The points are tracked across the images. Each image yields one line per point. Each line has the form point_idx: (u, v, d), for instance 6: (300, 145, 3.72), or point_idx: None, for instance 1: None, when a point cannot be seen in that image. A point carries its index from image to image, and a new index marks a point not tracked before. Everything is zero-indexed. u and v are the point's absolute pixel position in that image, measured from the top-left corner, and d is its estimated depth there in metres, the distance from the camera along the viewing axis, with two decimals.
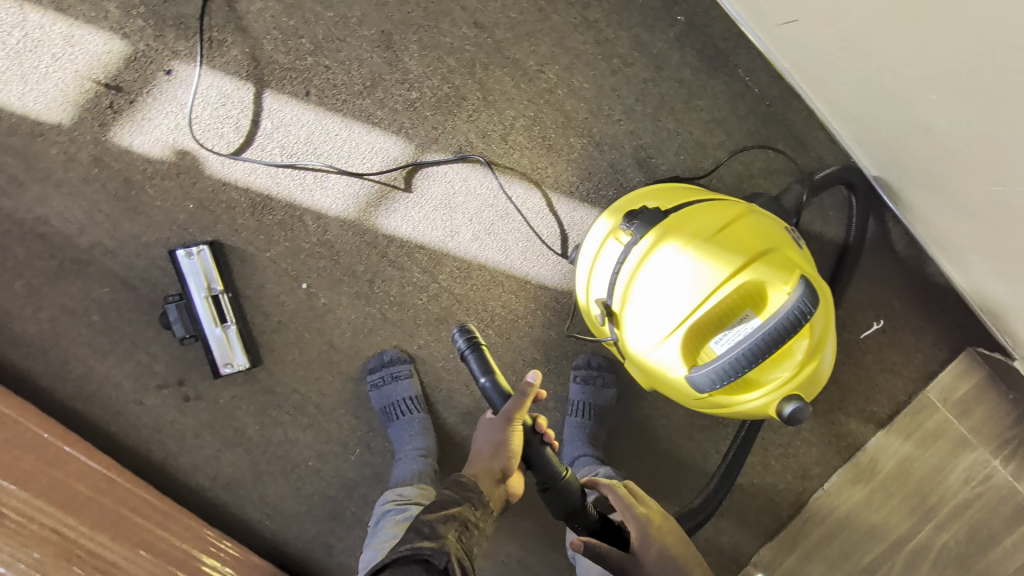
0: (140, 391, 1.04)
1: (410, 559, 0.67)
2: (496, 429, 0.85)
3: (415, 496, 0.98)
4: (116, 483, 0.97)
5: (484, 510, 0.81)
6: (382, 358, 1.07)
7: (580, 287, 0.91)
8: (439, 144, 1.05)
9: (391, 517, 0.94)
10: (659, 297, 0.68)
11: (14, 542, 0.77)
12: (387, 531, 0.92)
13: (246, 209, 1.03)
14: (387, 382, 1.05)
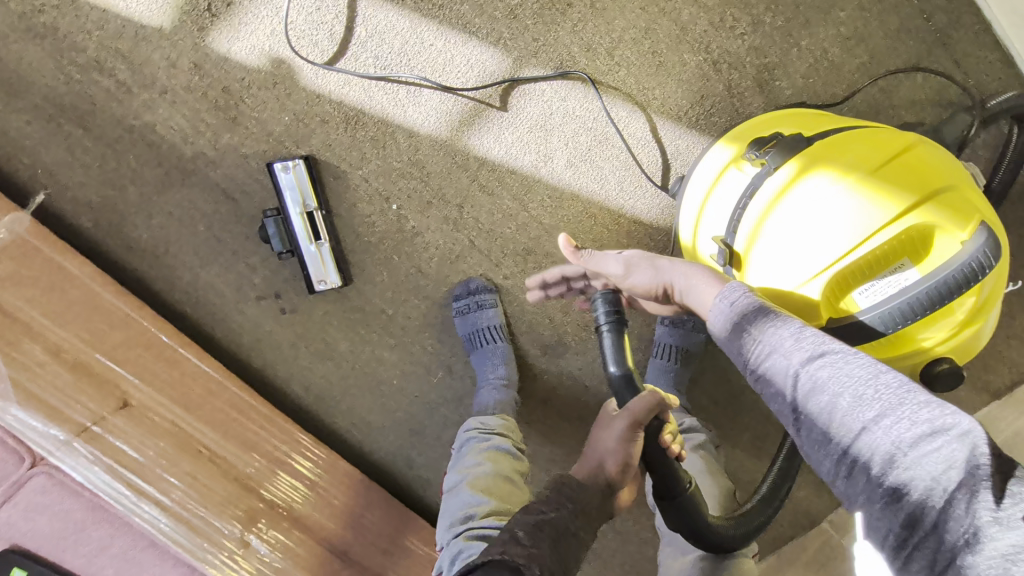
0: (241, 301, 1.10)
1: (499, 563, 0.60)
2: (616, 425, 0.77)
3: (499, 425, 0.97)
4: (226, 387, 1.00)
5: (586, 526, 0.71)
6: (468, 286, 1.07)
7: (684, 227, 0.85)
8: (538, 58, 0.97)
9: (476, 444, 0.95)
10: (807, 234, 0.61)
11: (144, 432, 0.89)
12: (472, 455, 0.92)
13: (338, 125, 1.01)
14: (473, 310, 1.05)
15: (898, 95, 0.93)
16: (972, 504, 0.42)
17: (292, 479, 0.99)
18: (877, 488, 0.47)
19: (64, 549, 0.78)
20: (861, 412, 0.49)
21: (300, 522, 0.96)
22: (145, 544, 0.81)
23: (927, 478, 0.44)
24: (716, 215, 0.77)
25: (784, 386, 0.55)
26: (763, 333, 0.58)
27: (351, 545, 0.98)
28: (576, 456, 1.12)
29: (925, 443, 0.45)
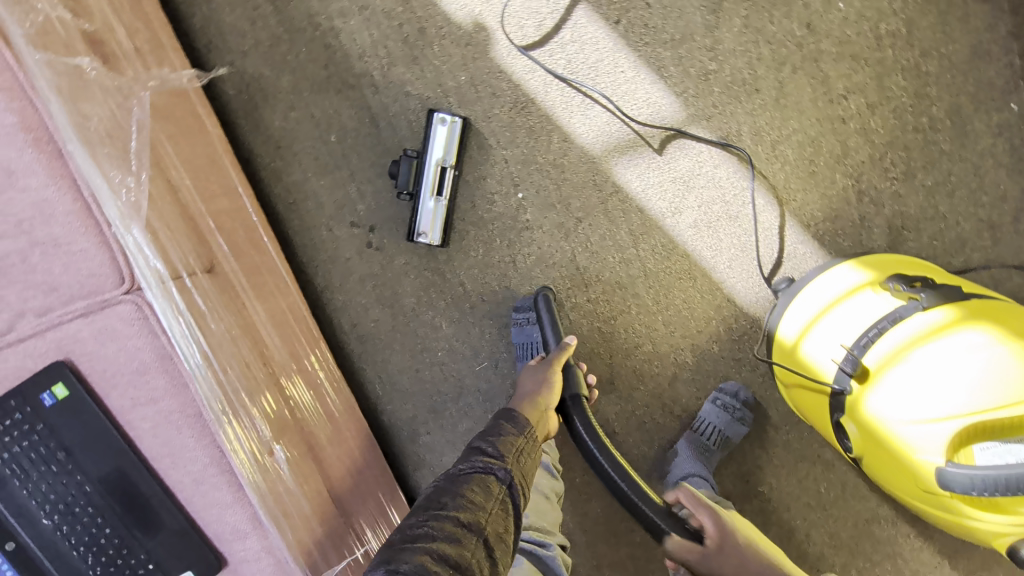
0: (335, 220, 1.13)
1: (478, 470, 0.74)
2: (536, 371, 0.98)
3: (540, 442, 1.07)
4: (287, 287, 1.05)
5: (534, 441, 0.84)
6: (531, 300, 1.10)
7: (791, 323, 0.91)
8: (709, 122, 1.01)
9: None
10: (949, 376, 0.66)
11: (221, 304, 0.86)
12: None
13: (504, 103, 1.04)
14: (529, 323, 1.09)
15: (1005, 288, 0.99)
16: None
17: (317, 403, 1.00)
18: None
19: (115, 386, 0.74)
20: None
21: (314, 450, 0.95)
22: (191, 414, 0.76)
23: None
24: (835, 326, 0.83)
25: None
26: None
27: (347, 494, 0.97)
28: (576, 487, 1.15)
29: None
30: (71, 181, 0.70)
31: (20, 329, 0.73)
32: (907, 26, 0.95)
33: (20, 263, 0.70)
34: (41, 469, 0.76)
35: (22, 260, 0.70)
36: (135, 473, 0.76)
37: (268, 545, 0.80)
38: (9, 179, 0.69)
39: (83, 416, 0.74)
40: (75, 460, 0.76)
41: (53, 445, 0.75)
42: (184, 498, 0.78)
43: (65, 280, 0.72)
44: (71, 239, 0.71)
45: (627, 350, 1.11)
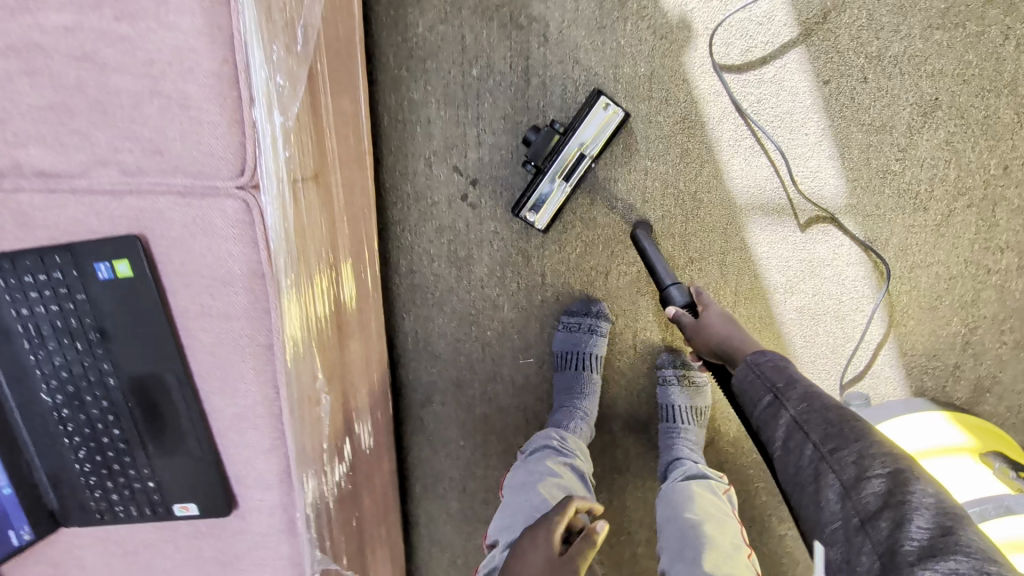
0: (438, 156, 1.01)
1: None
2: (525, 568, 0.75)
3: (576, 446, 0.97)
4: (366, 211, 0.92)
5: None
6: (586, 306, 1.03)
7: None
8: (863, 218, 0.95)
9: (550, 455, 0.95)
10: None
11: (316, 222, 0.73)
12: (545, 466, 0.93)
13: (673, 115, 0.95)
14: (581, 331, 1.01)
15: None
16: (967, 556, 0.44)
17: (361, 351, 0.89)
18: (862, 496, 0.51)
19: (188, 286, 0.62)
20: (876, 448, 0.54)
21: (346, 403, 0.83)
22: (259, 342, 0.63)
23: (964, 558, 0.44)
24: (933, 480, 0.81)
25: (793, 421, 0.60)
26: (795, 374, 0.65)
27: (359, 457, 0.88)
28: None
29: (959, 515, 0.47)
30: (228, 39, 0.56)
31: (94, 177, 0.60)
32: None
33: (130, 107, 0.58)
34: (64, 342, 0.63)
35: (133, 104, 0.58)
36: (173, 386, 0.64)
37: (285, 504, 0.68)
38: (157, 8, 0.55)
39: (138, 304, 0.61)
40: (109, 346, 0.63)
41: (88, 322, 0.62)
42: (216, 429, 0.66)
43: (177, 148, 0.59)
44: (203, 105, 0.58)
45: None
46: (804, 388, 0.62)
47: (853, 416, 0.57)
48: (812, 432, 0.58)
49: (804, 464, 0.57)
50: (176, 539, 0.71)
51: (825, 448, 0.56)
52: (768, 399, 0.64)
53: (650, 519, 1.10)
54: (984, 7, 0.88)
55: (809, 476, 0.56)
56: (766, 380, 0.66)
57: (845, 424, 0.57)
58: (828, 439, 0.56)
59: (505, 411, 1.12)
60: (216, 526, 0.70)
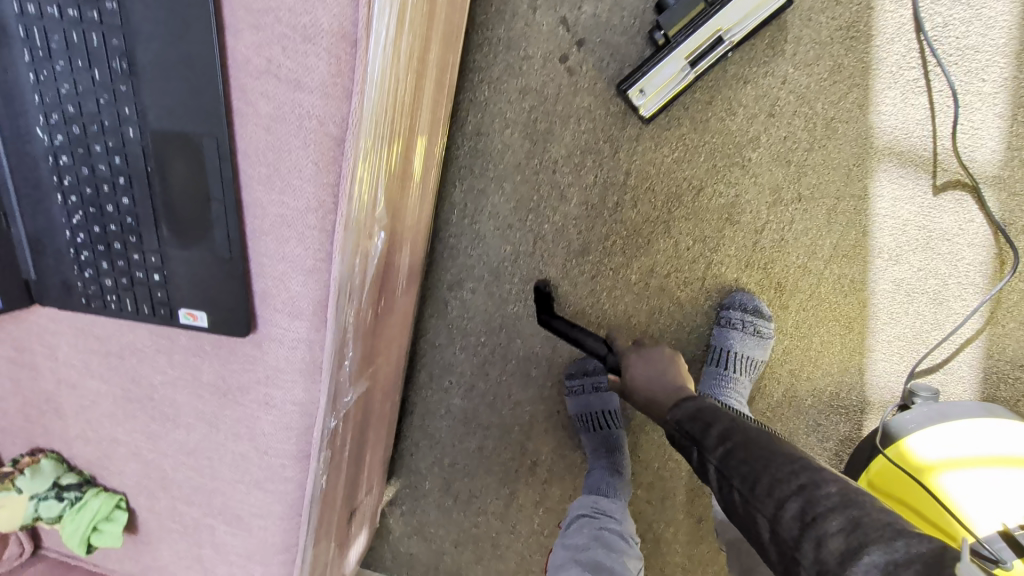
0: (548, 4, 0.85)
1: None
2: None
3: (613, 508, 0.90)
4: (458, 39, 0.75)
5: None
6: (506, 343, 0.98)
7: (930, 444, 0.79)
8: (1006, 195, 0.83)
9: (586, 522, 0.88)
10: None
11: (419, 10, 0.57)
12: (583, 532, 0.86)
13: (839, 18, 0.80)
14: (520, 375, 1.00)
15: None
16: (880, 546, 0.43)
17: (417, 201, 0.76)
18: (783, 525, 0.49)
19: (258, 29, 0.47)
20: (783, 464, 0.52)
21: (392, 252, 0.70)
22: (327, 128, 0.49)
23: (874, 548, 0.43)
24: (989, 484, 0.74)
25: (715, 468, 0.57)
26: (714, 408, 0.63)
27: (387, 317, 0.76)
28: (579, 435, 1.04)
29: (858, 502, 0.47)
30: None
31: None
32: None
33: None
34: (79, 64, 0.48)
35: None
36: (210, 158, 0.50)
37: (313, 339, 0.56)
38: None
39: (189, 33, 0.47)
40: (136, 86, 0.48)
41: (116, 44, 0.47)
42: (251, 227, 0.53)
43: None
44: None
45: None
46: (715, 426, 0.60)
47: (765, 442, 0.55)
48: (732, 473, 0.54)
49: (736, 507, 0.54)
50: (171, 352, 0.59)
51: (748, 482, 0.53)
52: (695, 452, 0.60)
53: (660, 464, 1.03)
54: None
55: (745, 521, 0.52)
56: (681, 434, 0.63)
57: (759, 451, 0.54)
58: (747, 475, 0.53)
59: (539, 317, 1.00)
60: (223, 347, 0.58)
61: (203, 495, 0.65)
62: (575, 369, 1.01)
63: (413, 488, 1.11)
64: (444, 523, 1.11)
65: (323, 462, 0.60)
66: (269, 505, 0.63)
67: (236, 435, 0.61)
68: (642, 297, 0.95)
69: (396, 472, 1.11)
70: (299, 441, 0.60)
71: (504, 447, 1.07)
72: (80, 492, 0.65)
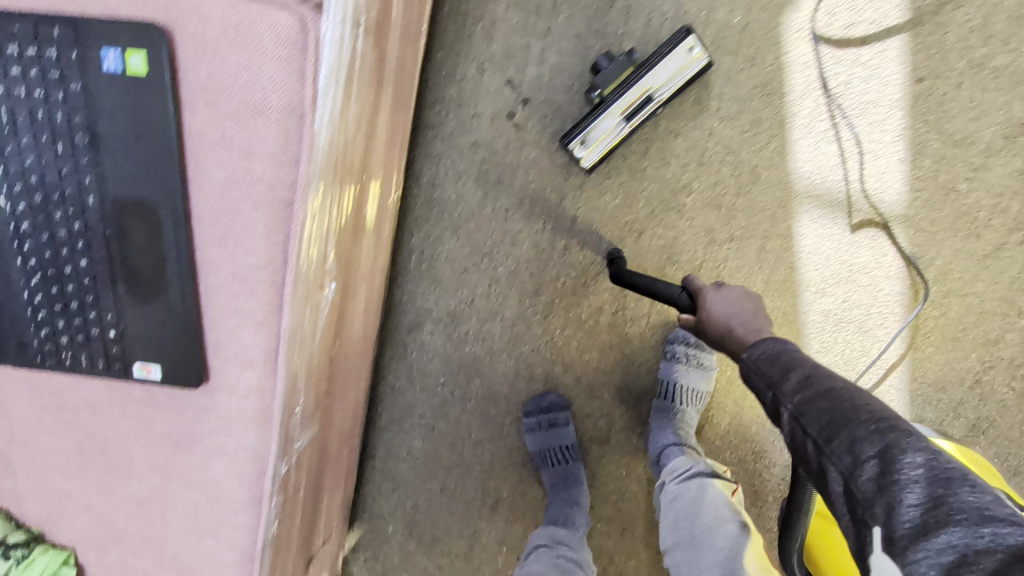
0: (494, 65, 0.91)
1: None
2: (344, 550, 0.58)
3: (569, 538, 0.94)
4: (408, 102, 0.81)
5: None
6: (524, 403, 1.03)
7: None
8: (915, 232, 0.91)
9: (544, 555, 0.91)
10: None
11: (365, 83, 0.63)
12: (542, 563, 0.90)
13: (755, 78, 0.87)
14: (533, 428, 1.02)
15: None
16: (963, 527, 0.39)
17: (371, 251, 0.80)
18: (856, 486, 0.45)
19: (211, 106, 0.51)
20: (865, 422, 0.47)
21: (345, 301, 0.74)
22: (278, 195, 0.53)
23: (951, 528, 0.39)
24: None
25: (789, 414, 0.53)
26: (795, 355, 0.58)
27: (343, 362, 0.79)
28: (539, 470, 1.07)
29: (949, 476, 0.42)
30: None
31: None
32: None
33: None
34: (41, 139, 0.51)
35: None
36: (167, 223, 0.54)
37: (263, 388, 0.59)
38: None
39: (144, 109, 0.50)
40: (96, 158, 0.52)
41: (76, 120, 0.51)
42: (206, 285, 0.56)
43: None
44: None
45: None
46: (799, 374, 0.55)
47: (851, 393, 0.50)
48: (807, 422, 0.51)
49: (805, 459, 0.50)
50: (126, 405, 0.61)
51: (820, 435, 0.49)
52: (769, 396, 0.57)
53: (617, 495, 1.06)
54: None
55: (812, 470, 0.49)
56: (757, 376, 0.60)
57: (843, 403, 0.49)
58: (824, 426, 0.49)
59: (496, 355, 1.05)
60: (177, 399, 0.60)
61: (154, 547, 0.65)
62: (533, 407, 1.04)
63: (375, 532, 1.11)
64: (406, 567, 1.11)
65: (274, 507, 0.62)
66: (221, 554, 0.64)
67: (189, 483, 0.63)
68: (594, 331, 1.02)
69: (358, 517, 1.11)
70: (251, 487, 0.62)
71: (466, 485, 1.09)
72: (28, 549, 0.64)
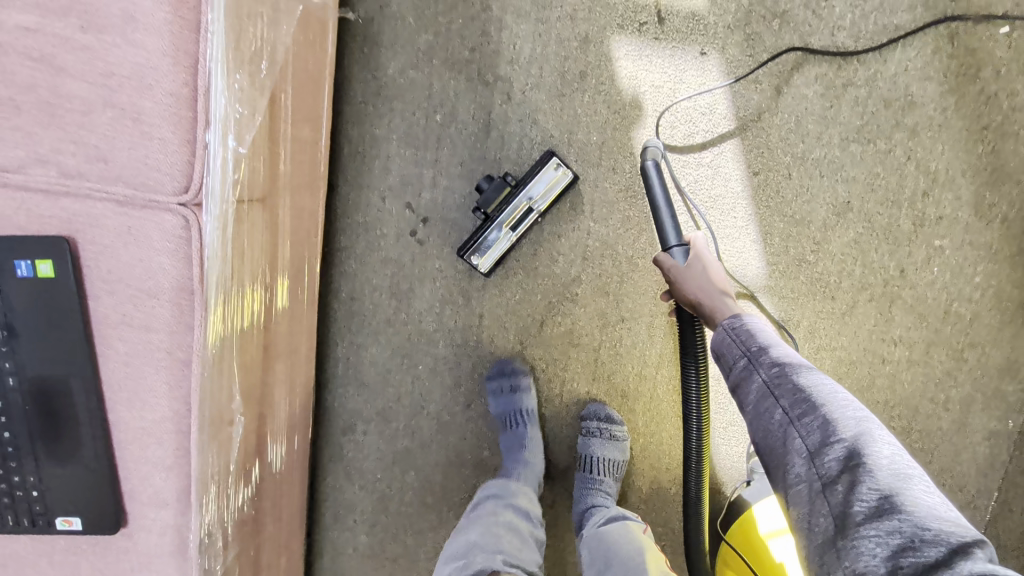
0: (393, 192, 1.03)
1: None
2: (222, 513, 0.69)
3: (520, 492, 1.01)
4: (312, 238, 0.92)
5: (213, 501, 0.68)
6: (502, 367, 1.06)
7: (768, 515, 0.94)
8: (779, 299, 1.03)
9: (489, 504, 0.98)
10: None
11: (256, 243, 0.73)
12: (490, 509, 0.97)
13: (619, 184, 1.01)
14: (505, 392, 1.05)
15: None
16: (911, 517, 0.52)
17: (287, 374, 0.89)
18: (825, 461, 0.59)
19: (112, 294, 0.60)
20: (840, 412, 0.61)
21: (262, 425, 0.82)
22: (178, 358, 0.63)
23: (904, 514, 0.52)
24: None
25: (766, 385, 0.68)
26: (767, 340, 0.73)
27: (268, 480, 0.87)
28: None
29: (907, 476, 0.56)
30: (191, 63, 0.57)
31: (31, 173, 0.58)
32: (973, 315, 1.02)
33: (80, 114, 0.57)
34: None
35: (84, 111, 0.57)
36: (78, 394, 0.62)
37: (179, 525, 0.66)
38: (124, 26, 0.55)
39: (57, 304, 0.60)
40: (13, 347, 0.61)
41: None
42: (118, 441, 0.64)
43: (123, 158, 0.58)
44: (156, 121, 0.57)
45: None
46: (774, 355, 0.70)
47: (822, 384, 0.65)
48: (783, 396, 0.66)
49: (775, 429, 0.64)
50: (51, 554, 0.67)
51: (794, 415, 0.64)
52: (745, 363, 0.72)
53: (555, 569, 1.11)
54: (892, 129, 0.97)
55: (777, 439, 0.64)
56: (739, 341, 0.74)
57: (820, 392, 0.64)
58: (796, 404, 0.64)
59: (427, 446, 1.12)
60: (99, 543, 0.66)
61: None
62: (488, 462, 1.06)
63: None
64: None
65: None
66: None
67: None
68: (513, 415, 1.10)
69: None
70: None
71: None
72: None
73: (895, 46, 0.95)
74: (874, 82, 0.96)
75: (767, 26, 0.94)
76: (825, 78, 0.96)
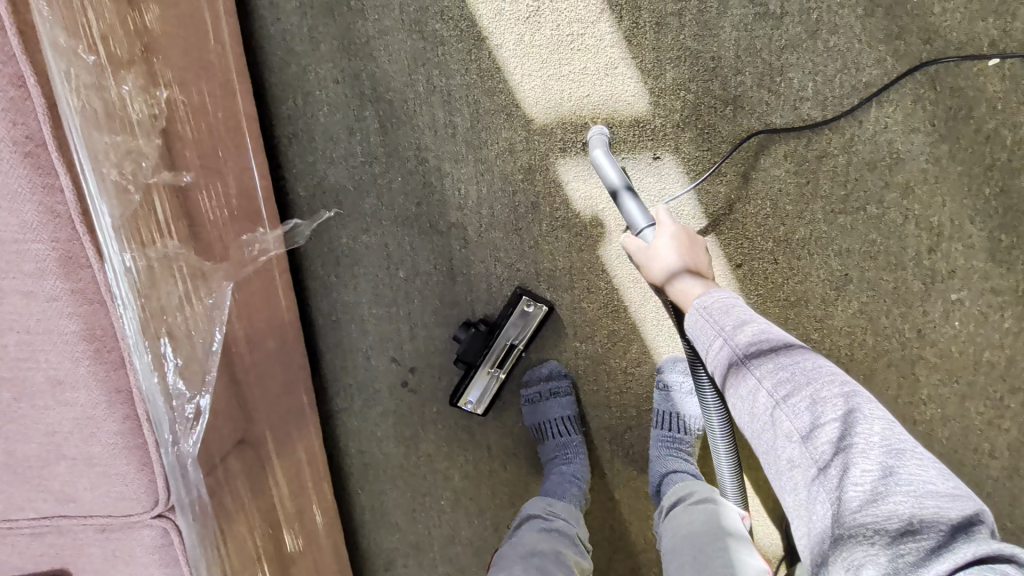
0: (376, 349, 1.02)
1: None
2: None
3: (565, 511, 0.91)
4: (303, 429, 0.92)
5: None
6: (541, 370, 1.01)
7: None
8: None
9: (535, 523, 0.87)
10: None
11: (242, 487, 0.74)
12: (534, 535, 0.85)
13: (599, 303, 0.96)
14: (544, 399, 1.00)
15: None
16: (911, 498, 0.43)
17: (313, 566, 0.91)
18: (816, 444, 0.49)
19: None
20: (827, 389, 0.51)
21: None
22: None
23: (901, 495, 0.43)
24: None
25: (744, 364, 0.57)
26: (744, 316, 0.62)
27: None
28: None
29: (901, 452, 0.46)
30: (123, 400, 0.57)
31: (12, 520, 0.61)
32: (1009, 359, 0.91)
33: (39, 468, 0.59)
34: None
35: (41, 464, 0.59)
36: None
37: None
38: (52, 388, 0.56)
39: None
40: None
41: None
42: None
43: (87, 496, 0.60)
44: (109, 461, 0.58)
45: (644, 563, 1.05)
46: (754, 331, 0.59)
47: (802, 357, 0.55)
48: (764, 374, 0.55)
49: (760, 413, 0.54)
50: None
51: (778, 396, 0.53)
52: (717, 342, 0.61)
53: None
54: (882, 190, 0.88)
55: (763, 427, 0.54)
56: (712, 322, 0.63)
57: (803, 367, 0.54)
58: (778, 382, 0.54)
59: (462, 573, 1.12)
60: None
61: None
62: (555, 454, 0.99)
63: None
64: None
65: None
66: None
67: None
68: None
69: None
70: None
71: None
72: None
73: (868, 105, 0.86)
74: (852, 147, 0.87)
75: (720, 115, 0.88)
76: (795, 155, 0.88)
